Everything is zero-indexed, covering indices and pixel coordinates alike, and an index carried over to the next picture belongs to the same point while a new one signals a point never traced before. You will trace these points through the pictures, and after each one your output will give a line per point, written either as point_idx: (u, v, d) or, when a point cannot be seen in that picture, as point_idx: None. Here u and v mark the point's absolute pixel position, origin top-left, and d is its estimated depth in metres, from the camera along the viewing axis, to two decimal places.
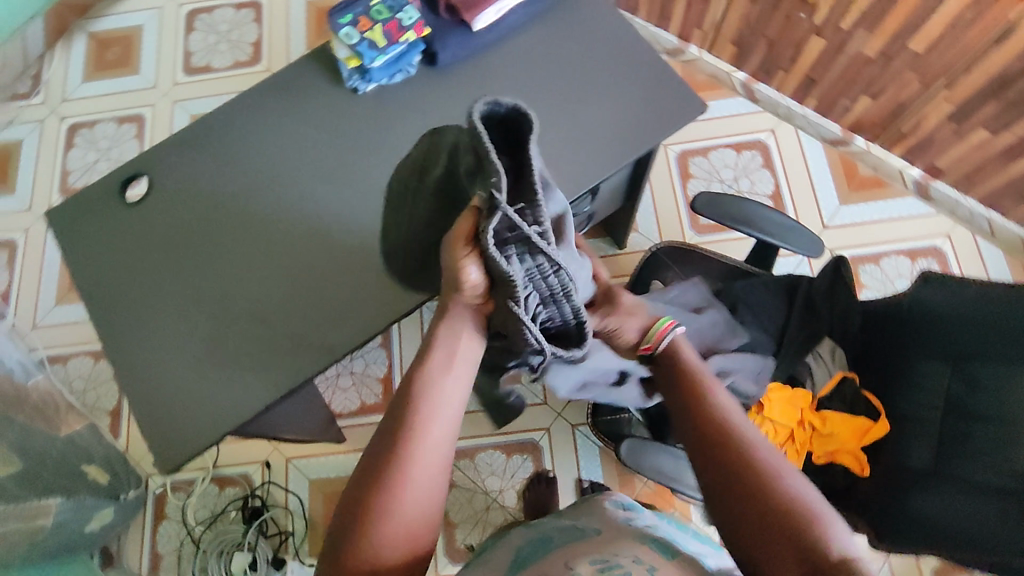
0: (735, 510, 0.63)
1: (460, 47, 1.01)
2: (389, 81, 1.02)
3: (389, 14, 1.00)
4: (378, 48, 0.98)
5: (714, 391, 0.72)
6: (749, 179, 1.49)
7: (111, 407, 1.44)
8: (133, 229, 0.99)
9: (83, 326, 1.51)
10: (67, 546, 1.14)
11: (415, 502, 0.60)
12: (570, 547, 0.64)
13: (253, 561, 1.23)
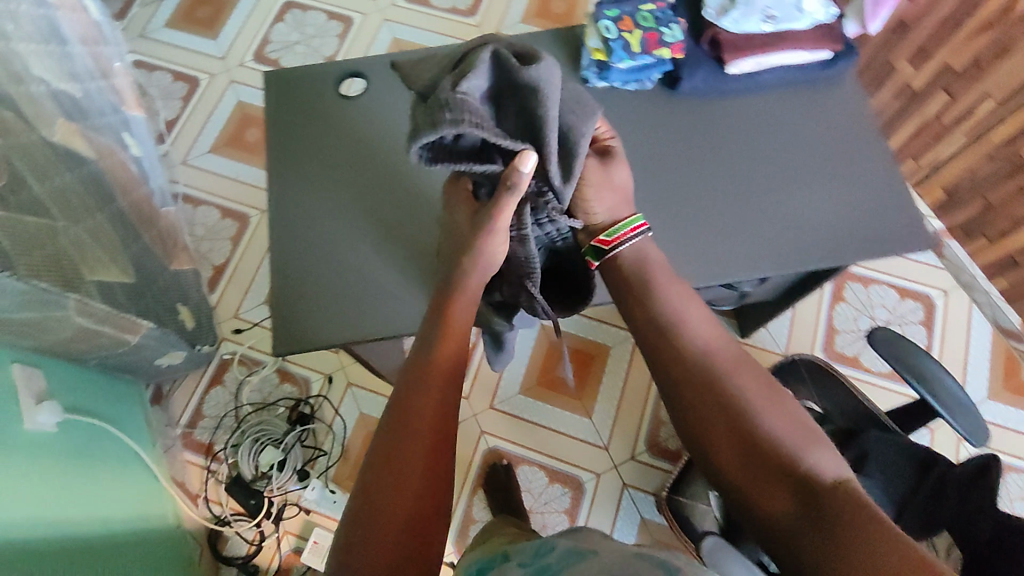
0: (722, 452, 0.58)
1: (706, 82, 0.94)
2: (621, 86, 0.94)
3: (655, 25, 0.92)
4: (631, 51, 0.90)
5: (680, 306, 0.66)
6: (901, 329, 1.39)
7: (213, 263, 1.47)
8: (338, 120, 0.95)
9: (223, 180, 1.55)
10: (133, 368, 1.19)
11: (401, 506, 0.53)
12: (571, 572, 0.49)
13: (285, 463, 1.26)
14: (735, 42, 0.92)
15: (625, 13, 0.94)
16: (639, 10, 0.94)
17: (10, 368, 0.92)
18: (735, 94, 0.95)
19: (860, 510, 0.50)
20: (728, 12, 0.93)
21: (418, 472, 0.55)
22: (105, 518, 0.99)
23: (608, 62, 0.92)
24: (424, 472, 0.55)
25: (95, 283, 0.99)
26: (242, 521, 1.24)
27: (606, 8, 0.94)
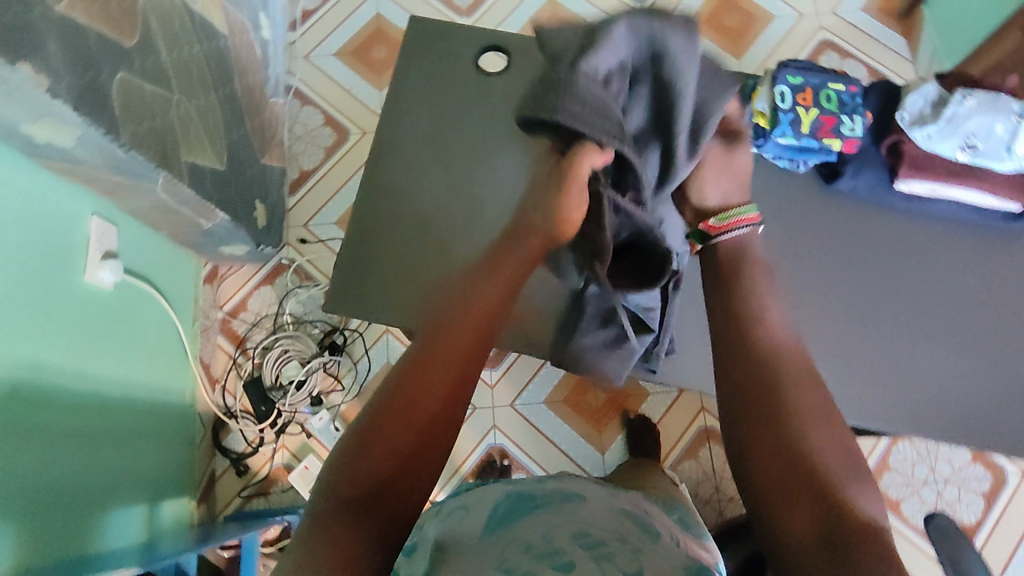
0: (761, 465, 0.58)
1: (869, 190, 0.98)
2: (773, 158, 0.95)
3: (836, 109, 0.93)
4: (798, 130, 0.91)
5: (763, 297, 0.70)
6: (959, 491, 1.28)
7: (303, 166, 1.46)
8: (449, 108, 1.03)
9: (336, 87, 1.52)
10: (198, 246, 1.22)
11: (407, 431, 0.56)
12: (555, 516, 0.61)
13: (303, 383, 1.27)
14: (917, 162, 0.94)
15: (807, 86, 0.94)
16: (826, 86, 0.94)
17: (88, 219, 0.96)
18: (898, 210, 0.99)
19: (887, 564, 0.47)
20: (923, 123, 0.93)
21: (423, 410, 0.57)
22: (128, 385, 1.03)
23: (768, 130, 0.92)
24: (433, 411, 0.57)
25: (190, 164, 0.99)
26: (246, 421, 1.27)
27: (790, 73, 0.94)
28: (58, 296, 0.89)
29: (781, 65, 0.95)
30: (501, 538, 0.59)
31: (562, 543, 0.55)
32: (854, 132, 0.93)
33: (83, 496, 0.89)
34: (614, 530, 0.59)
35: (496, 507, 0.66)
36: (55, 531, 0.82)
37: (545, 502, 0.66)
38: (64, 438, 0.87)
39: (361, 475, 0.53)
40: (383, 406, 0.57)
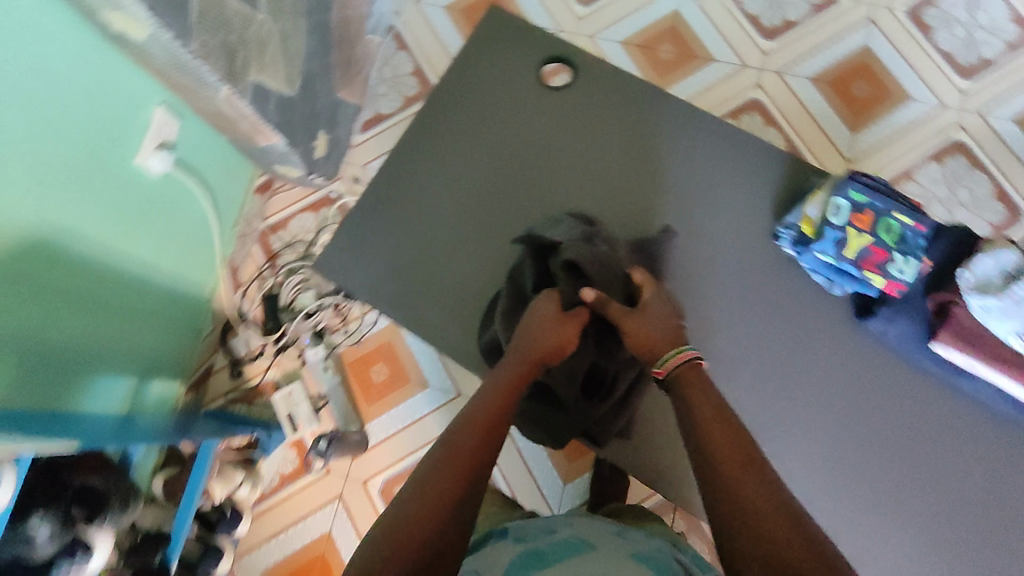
0: (729, 523, 0.60)
1: (901, 333, 1.00)
2: (807, 267, 1.00)
3: (892, 245, 0.93)
4: (841, 253, 0.93)
5: (705, 387, 0.75)
6: None
7: (378, 109, 1.48)
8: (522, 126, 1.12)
9: (434, 40, 1.50)
10: (255, 157, 1.25)
11: (443, 495, 0.62)
12: (569, 569, 0.62)
13: (311, 315, 1.32)
14: (963, 329, 0.94)
15: (869, 211, 0.94)
16: (890, 214, 0.94)
17: (152, 108, 1.00)
18: (910, 362, 1.02)
19: None
20: (986, 291, 0.90)
21: (448, 484, 0.63)
22: (150, 269, 1.09)
23: (809, 242, 0.97)
24: (458, 476, 0.64)
25: (255, 83, 1.00)
26: (252, 331, 1.33)
27: (857, 193, 0.94)
28: (104, 173, 0.93)
29: (851, 177, 0.95)
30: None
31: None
32: (901, 274, 0.92)
33: (78, 360, 0.95)
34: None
35: (510, 564, 0.66)
36: (41, 385, 0.88)
37: (555, 557, 0.66)
38: (73, 302, 0.92)
39: (399, 545, 0.57)
40: (418, 487, 0.63)
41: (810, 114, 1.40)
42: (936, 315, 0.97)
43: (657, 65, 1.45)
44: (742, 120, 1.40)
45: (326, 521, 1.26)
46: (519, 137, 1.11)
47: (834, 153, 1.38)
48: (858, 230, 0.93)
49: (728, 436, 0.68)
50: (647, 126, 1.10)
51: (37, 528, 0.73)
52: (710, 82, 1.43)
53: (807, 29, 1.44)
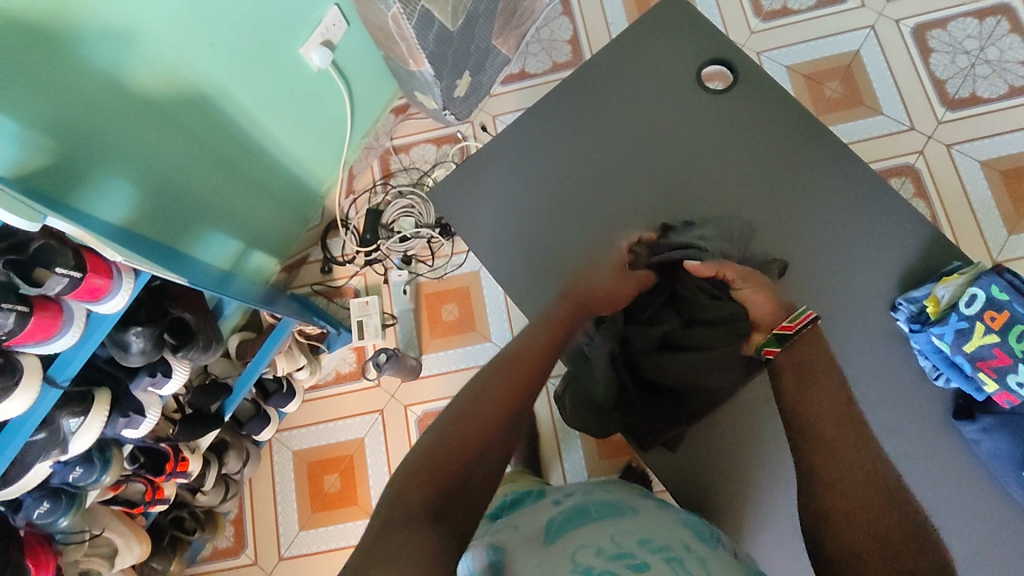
0: (830, 484, 0.59)
1: (992, 449, 0.87)
2: (914, 347, 0.93)
3: (1019, 353, 0.86)
4: (959, 346, 0.88)
5: (818, 375, 0.70)
6: None
7: (525, 66, 1.49)
8: (662, 120, 1.09)
9: (599, 14, 1.49)
10: (400, 79, 1.31)
11: (451, 469, 0.59)
12: (610, 525, 0.60)
13: (406, 240, 1.36)
14: None
15: (1011, 313, 0.87)
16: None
17: (327, 7, 1.07)
18: (998, 484, 0.88)
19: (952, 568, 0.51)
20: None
21: (492, 414, 0.64)
22: (285, 153, 1.17)
23: (927, 322, 0.91)
24: (502, 409, 0.65)
25: (424, 9, 1.04)
26: (349, 237, 1.40)
27: (1007, 291, 0.88)
28: (269, 52, 1.00)
29: (998, 271, 0.90)
30: (566, 541, 0.58)
31: (627, 546, 0.54)
32: (1019, 386, 0.85)
33: (204, 213, 1.05)
34: (678, 538, 0.57)
35: (552, 519, 0.65)
36: (171, 223, 0.98)
37: (598, 514, 0.64)
38: (214, 160, 1.01)
39: (441, 465, 0.58)
40: (462, 413, 0.64)
41: (969, 198, 1.29)
42: None
43: (818, 101, 1.37)
44: (892, 183, 1.32)
45: (362, 428, 1.33)
46: (656, 129, 1.09)
47: (981, 247, 1.27)
48: (990, 327, 0.88)
49: (826, 401, 0.67)
50: (792, 156, 1.04)
51: (131, 339, 0.80)
52: (871, 134, 1.34)
53: (996, 109, 1.31)
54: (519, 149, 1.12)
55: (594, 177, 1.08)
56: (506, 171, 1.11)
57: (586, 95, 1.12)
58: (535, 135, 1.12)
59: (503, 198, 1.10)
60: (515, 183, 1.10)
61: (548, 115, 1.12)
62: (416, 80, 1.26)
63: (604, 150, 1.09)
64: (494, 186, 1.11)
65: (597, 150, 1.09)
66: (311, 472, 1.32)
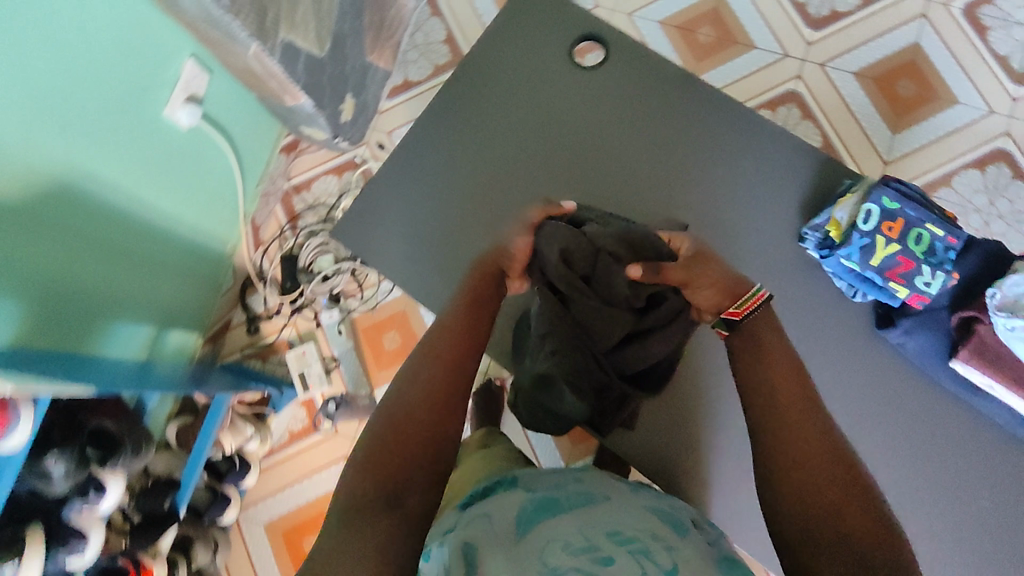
0: (783, 471, 0.60)
1: (922, 347, 0.93)
2: (829, 272, 0.97)
3: (920, 255, 0.90)
4: (866, 261, 0.91)
5: (777, 343, 0.69)
6: None
7: (408, 74, 1.46)
8: (551, 102, 1.09)
9: (468, 7, 1.47)
10: (281, 117, 1.25)
11: (394, 468, 0.60)
12: (582, 515, 0.58)
13: (329, 278, 1.33)
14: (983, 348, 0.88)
15: (900, 219, 0.91)
16: (921, 224, 0.91)
17: (183, 59, 0.99)
18: (935, 379, 0.94)
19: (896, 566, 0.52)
20: (1010, 312, 0.86)
21: (436, 403, 0.64)
22: (175, 223, 1.10)
23: (834, 246, 0.94)
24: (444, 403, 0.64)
25: (285, 41, 0.99)
26: (270, 290, 1.34)
27: (891, 198, 0.91)
28: (129, 122, 0.93)
29: (885, 183, 0.93)
30: (536, 537, 0.56)
31: (597, 542, 0.53)
32: (927, 286, 0.90)
33: (100, 307, 0.97)
34: (645, 525, 0.57)
35: (521, 509, 0.61)
36: (60, 329, 0.89)
37: (570, 503, 0.61)
38: (97, 250, 0.94)
39: (387, 470, 0.60)
40: (403, 409, 0.63)
41: (850, 110, 1.36)
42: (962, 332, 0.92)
43: (695, 49, 1.41)
44: (779, 112, 1.37)
45: (330, 480, 1.29)
46: (549, 114, 1.08)
47: (870, 153, 1.34)
48: (889, 238, 0.91)
49: (792, 393, 0.64)
50: (684, 111, 1.06)
51: (52, 465, 0.75)
52: (749, 70, 1.39)
53: (855, 21, 1.38)
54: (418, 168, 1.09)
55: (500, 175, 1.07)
56: (413, 194, 1.09)
57: (474, 93, 1.10)
58: (431, 150, 1.10)
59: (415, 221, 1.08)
60: (424, 204, 1.09)
61: (439, 124, 1.10)
62: (295, 114, 1.21)
63: (502, 148, 1.08)
64: (406, 212, 1.08)
65: (498, 148, 1.08)
66: (288, 539, 1.28)
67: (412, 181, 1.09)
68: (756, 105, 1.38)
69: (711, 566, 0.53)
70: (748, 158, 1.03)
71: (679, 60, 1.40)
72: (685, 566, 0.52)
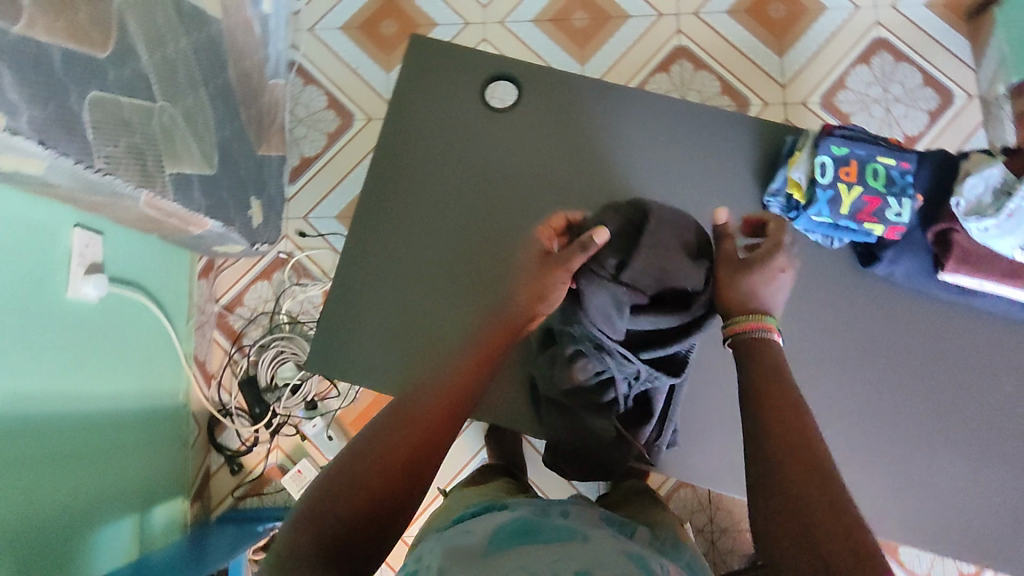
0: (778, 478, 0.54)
1: (911, 274, 0.83)
2: (805, 232, 0.84)
3: (884, 189, 0.78)
4: (836, 212, 0.78)
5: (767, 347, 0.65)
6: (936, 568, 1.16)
7: (304, 152, 1.38)
8: None
9: (341, 65, 1.41)
10: (191, 246, 1.16)
11: (381, 481, 0.58)
12: (555, 549, 0.51)
13: (298, 388, 1.24)
14: (965, 254, 0.78)
15: (855, 158, 0.78)
16: (874, 158, 0.79)
17: (68, 232, 0.91)
18: (933, 298, 0.84)
19: None
20: (980, 215, 0.75)
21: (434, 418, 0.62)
22: (118, 401, 1.02)
23: (801, 207, 0.81)
24: (433, 425, 0.61)
25: (174, 176, 0.92)
26: (240, 421, 1.25)
27: (840, 141, 0.79)
28: (28, 317, 0.82)
29: (827, 130, 0.80)
30: (501, 558, 0.51)
31: (557, 573, 0.47)
32: (900, 218, 0.78)
33: (77, 520, 0.90)
34: (616, 567, 0.49)
35: (500, 530, 0.57)
36: (42, 559, 0.81)
37: (549, 537, 0.55)
38: (46, 466, 0.85)
39: (349, 498, 0.56)
40: (388, 425, 0.61)
41: (737, 49, 1.38)
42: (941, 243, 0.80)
43: (575, 37, 1.40)
44: (673, 71, 1.38)
45: None
46: (494, 159, 0.91)
47: (769, 83, 1.36)
48: (850, 181, 0.78)
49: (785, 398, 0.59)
50: (629, 102, 0.91)
51: None
52: (633, 39, 1.39)
53: None
54: (368, 259, 0.89)
55: (467, 238, 0.89)
56: (376, 292, 0.89)
57: (398, 150, 0.91)
58: (377, 235, 0.89)
59: (390, 323, 0.88)
60: (390, 295, 0.88)
61: (375, 202, 0.90)
62: (202, 238, 1.12)
63: (459, 210, 0.90)
64: (374, 315, 0.88)
65: (452, 211, 0.90)
66: None
67: (369, 279, 0.89)
68: (651, 71, 1.38)
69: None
70: (709, 136, 0.89)
71: (564, 53, 1.38)
72: None
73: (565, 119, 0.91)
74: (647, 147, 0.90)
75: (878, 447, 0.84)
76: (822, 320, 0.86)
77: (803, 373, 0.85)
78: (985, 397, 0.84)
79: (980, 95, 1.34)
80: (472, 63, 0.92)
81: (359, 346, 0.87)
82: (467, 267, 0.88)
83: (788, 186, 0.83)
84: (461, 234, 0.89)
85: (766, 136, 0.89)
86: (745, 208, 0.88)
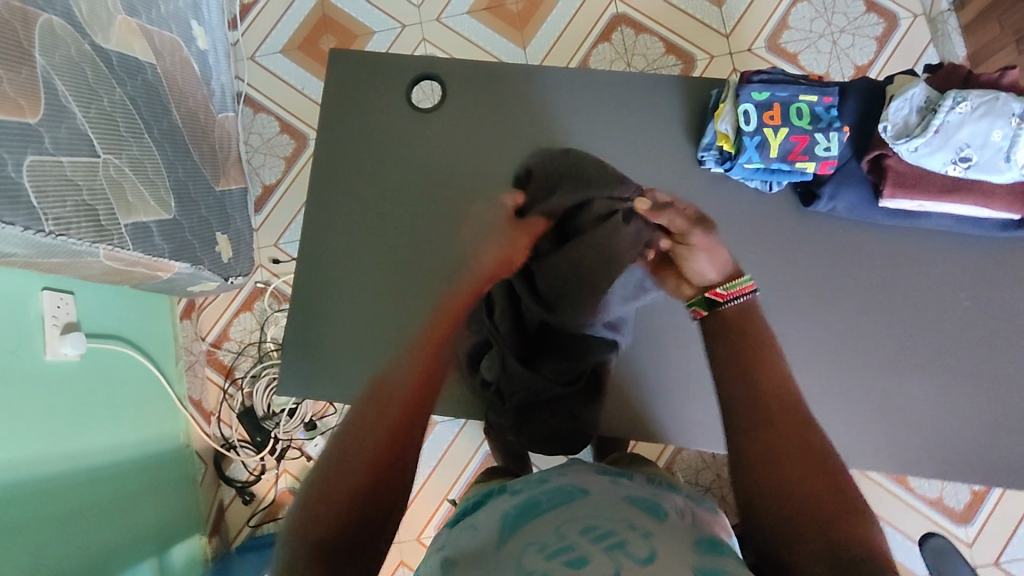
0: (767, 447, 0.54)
1: (848, 206, 0.83)
2: (744, 180, 0.85)
3: (809, 125, 0.78)
4: (766, 155, 0.79)
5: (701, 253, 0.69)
6: (946, 484, 1.16)
7: (267, 180, 1.39)
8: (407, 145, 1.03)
9: (288, 88, 1.42)
10: (166, 289, 1.18)
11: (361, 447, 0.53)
12: (558, 516, 0.51)
13: (295, 411, 1.27)
14: (904, 176, 0.78)
15: (777, 100, 0.79)
16: (796, 98, 0.79)
17: (38, 296, 0.93)
18: (876, 224, 0.85)
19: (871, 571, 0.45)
20: (909, 135, 0.76)
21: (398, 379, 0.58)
22: (117, 450, 1.04)
23: (733, 156, 0.82)
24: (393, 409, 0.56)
25: (131, 226, 0.93)
26: (246, 452, 1.28)
27: (758, 86, 0.79)
28: (9, 385, 0.84)
29: (745, 78, 0.80)
30: (515, 542, 0.49)
31: (571, 540, 0.46)
32: (830, 151, 0.78)
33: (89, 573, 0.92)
34: (622, 517, 0.49)
35: (504, 515, 0.54)
36: None
37: (551, 504, 0.53)
38: (53, 528, 0.87)
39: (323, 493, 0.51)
40: (353, 423, 0.55)
41: (677, 7, 1.36)
42: (875, 170, 0.81)
43: (513, 20, 1.39)
44: (615, 39, 1.37)
45: None
46: (427, 162, 0.91)
47: (712, 36, 1.35)
48: (775, 121, 0.78)
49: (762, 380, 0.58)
50: (555, 82, 0.92)
51: None
52: (570, 14, 1.38)
53: None
54: (319, 280, 0.90)
55: (397, 242, 0.90)
56: (335, 307, 0.90)
57: (335, 165, 0.92)
58: (326, 260, 0.90)
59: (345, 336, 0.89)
60: (355, 309, 0.90)
61: (319, 226, 0.91)
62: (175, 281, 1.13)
63: (388, 206, 0.91)
64: (334, 328, 0.89)
65: (391, 217, 0.91)
66: None
67: (324, 298, 0.90)
68: (593, 43, 1.37)
69: (695, 557, 0.44)
70: (642, 101, 0.90)
71: (504, 39, 1.38)
72: (666, 551, 0.44)
73: (500, 107, 0.92)
74: (584, 123, 0.90)
75: (851, 383, 0.84)
76: (778, 266, 0.86)
77: (771, 320, 0.85)
78: (949, 316, 0.84)
79: (924, 13, 1.33)
80: (402, 68, 0.93)
81: (328, 362, 0.89)
82: (411, 276, 0.90)
83: (717, 138, 0.83)
84: (398, 245, 0.90)
85: (698, 93, 0.89)
86: (690, 168, 0.88)
